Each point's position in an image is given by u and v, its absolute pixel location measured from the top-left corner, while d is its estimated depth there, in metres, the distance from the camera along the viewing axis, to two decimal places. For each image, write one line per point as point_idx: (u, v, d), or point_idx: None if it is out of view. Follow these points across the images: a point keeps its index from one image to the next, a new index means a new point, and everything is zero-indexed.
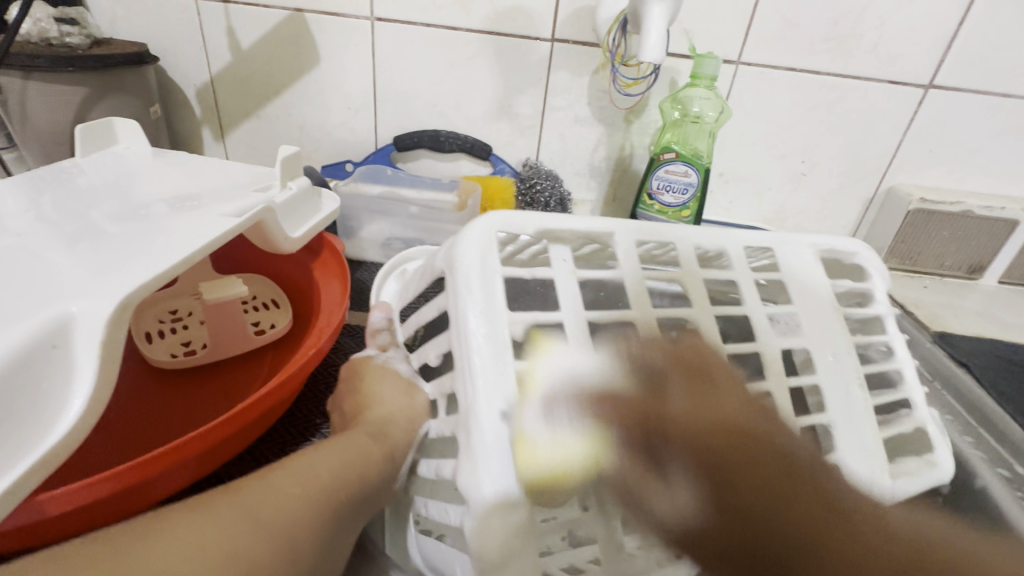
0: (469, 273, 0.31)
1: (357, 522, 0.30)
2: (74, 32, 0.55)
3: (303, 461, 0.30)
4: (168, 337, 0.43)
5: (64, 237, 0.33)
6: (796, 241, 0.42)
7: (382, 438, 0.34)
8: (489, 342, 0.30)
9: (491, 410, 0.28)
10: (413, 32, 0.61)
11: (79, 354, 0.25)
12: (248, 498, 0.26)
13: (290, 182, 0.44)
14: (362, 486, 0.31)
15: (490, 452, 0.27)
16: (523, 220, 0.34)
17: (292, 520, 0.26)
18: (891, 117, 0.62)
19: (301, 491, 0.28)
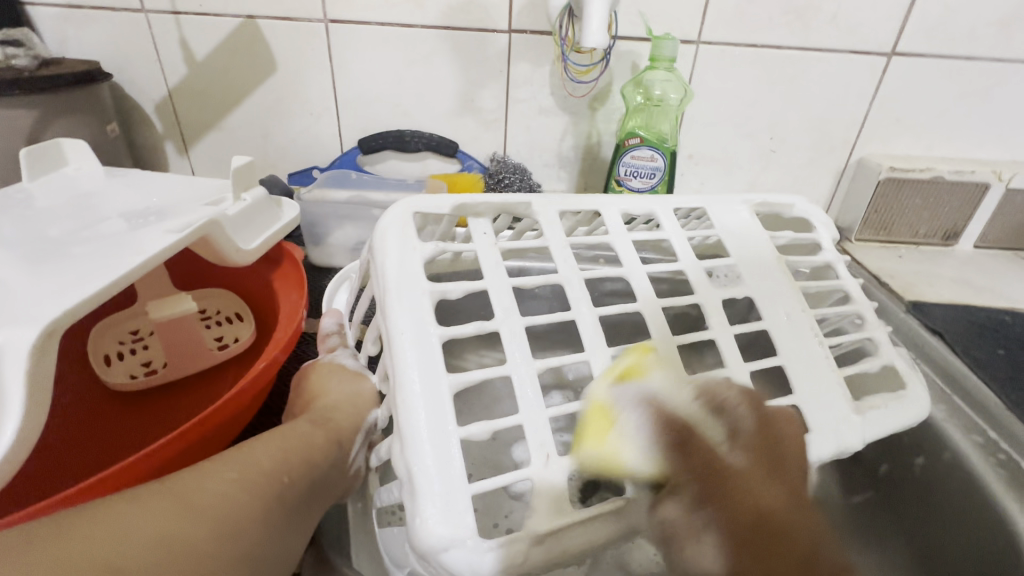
0: (386, 255, 0.31)
1: (311, 506, 0.30)
2: (19, 54, 0.54)
3: (242, 449, 0.29)
4: (129, 358, 0.43)
5: (14, 261, 0.33)
6: (729, 200, 0.45)
7: (325, 422, 0.33)
8: (411, 318, 0.29)
9: (417, 379, 0.27)
10: (368, 32, 0.60)
11: (6, 382, 0.24)
12: (187, 484, 0.26)
13: (243, 194, 0.43)
14: (309, 469, 0.30)
15: (418, 428, 0.26)
16: (436, 201, 0.35)
17: (233, 504, 0.26)
18: (857, 87, 0.61)
19: (239, 475, 0.27)
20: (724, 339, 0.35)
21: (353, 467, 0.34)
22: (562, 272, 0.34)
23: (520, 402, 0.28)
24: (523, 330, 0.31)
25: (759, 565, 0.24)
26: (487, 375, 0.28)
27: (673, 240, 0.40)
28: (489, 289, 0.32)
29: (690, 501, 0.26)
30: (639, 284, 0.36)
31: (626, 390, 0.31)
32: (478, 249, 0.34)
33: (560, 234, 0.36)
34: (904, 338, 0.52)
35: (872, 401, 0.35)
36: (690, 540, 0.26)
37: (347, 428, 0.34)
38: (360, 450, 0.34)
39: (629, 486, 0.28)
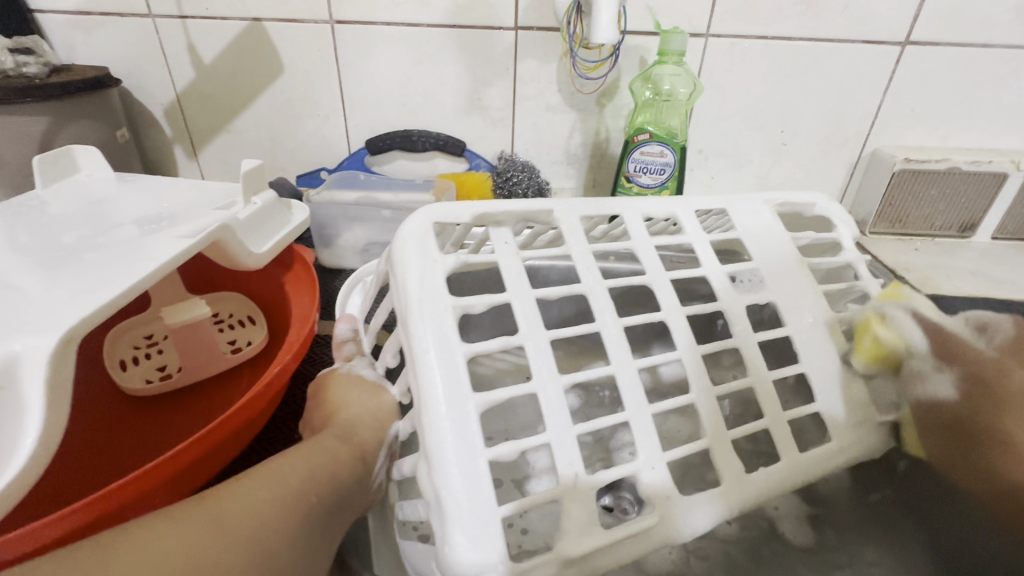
0: (407, 269, 0.31)
1: (336, 525, 0.30)
2: (31, 62, 0.54)
3: (269, 468, 0.29)
4: (144, 363, 0.43)
5: (34, 267, 0.33)
6: (749, 200, 0.44)
7: (350, 438, 0.33)
8: (435, 335, 0.29)
9: (444, 399, 0.27)
10: (374, 33, 0.60)
11: (25, 391, 0.24)
12: (217, 509, 0.26)
13: (253, 198, 0.43)
14: (334, 486, 0.31)
15: (445, 451, 0.26)
16: (458, 210, 0.35)
17: (262, 528, 0.26)
18: (871, 77, 0.60)
19: (269, 496, 0.27)
20: (746, 347, 0.36)
21: (378, 482, 0.34)
22: (586, 283, 0.34)
23: (545, 419, 0.28)
24: (547, 344, 0.31)
25: (986, 414, 0.36)
26: (512, 393, 0.28)
27: (696, 244, 0.39)
28: (511, 302, 0.32)
29: (952, 362, 0.37)
30: (663, 294, 0.36)
31: (654, 406, 0.31)
32: (500, 260, 0.33)
33: (582, 242, 0.36)
34: None
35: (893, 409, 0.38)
36: (930, 376, 0.37)
37: (370, 443, 0.34)
38: (384, 466, 0.35)
39: (903, 360, 0.38)
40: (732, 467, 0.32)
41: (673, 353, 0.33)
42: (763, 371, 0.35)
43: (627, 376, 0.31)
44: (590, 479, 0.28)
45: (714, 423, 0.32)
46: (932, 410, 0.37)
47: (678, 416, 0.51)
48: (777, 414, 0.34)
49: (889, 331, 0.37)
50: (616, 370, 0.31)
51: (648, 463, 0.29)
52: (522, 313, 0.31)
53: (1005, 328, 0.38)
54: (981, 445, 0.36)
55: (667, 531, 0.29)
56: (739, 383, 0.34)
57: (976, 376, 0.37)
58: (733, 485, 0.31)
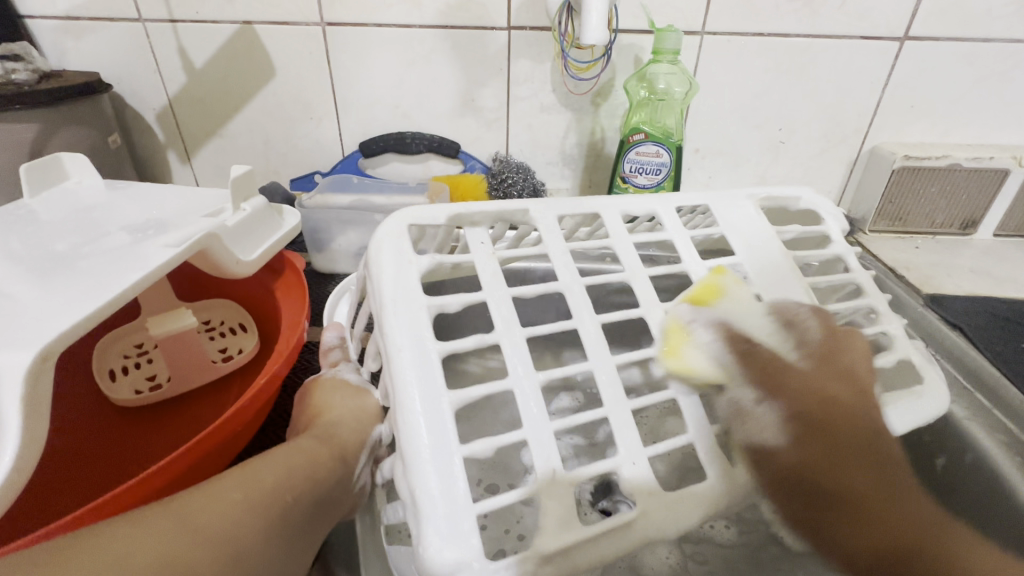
0: (381, 268, 0.30)
1: (315, 528, 0.30)
2: (19, 68, 0.54)
3: (246, 470, 0.29)
4: (134, 372, 0.43)
5: (21, 276, 0.33)
6: (732, 196, 0.43)
7: (330, 439, 0.33)
8: (409, 334, 0.28)
9: (417, 397, 0.26)
10: (366, 34, 0.59)
11: (2, 407, 0.24)
12: (186, 508, 0.25)
13: (242, 204, 0.43)
14: (313, 488, 0.30)
15: (419, 447, 0.25)
16: (432, 211, 0.34)
17: (230, 526, 0.25)
18: (869, 74, 0.59)
19: (243, 497, 0.27)
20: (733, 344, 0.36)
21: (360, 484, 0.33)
22: (563, 281, 0.34)
23: (523, 416, 0.28)
24: (525, 342, 0.30)
25: (830, 444, 0.31)
26: (490, 390, 0.28)
27: (677, 242, 0.39)
28: (489, 301, 0.31)
29: (771, 390, 0.32)
30: (644, 291, 0.35)
31: (633, 401, 0.30)
32: (477, 259, 0.33)
33: (560, 240, 0.35)
34: (922, 332, 0.50)
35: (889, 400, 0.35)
36: (751, 411, 0.32)
37: (352, 444, 0.34)
38: (367, 468, 0.34)
39: (688, 384, 0.33)
40: (721, 460, 0.31)
41: (649, 351, 0.33)
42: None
43: (619, 383, 0.31)
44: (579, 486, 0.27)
45: (705, 422, 0.32)
46: (771, 466, 0.30)
47: (674, 418, 0.50)
48: None
49: (714, 350, 0.34)
50: (605, 376, 0.31)
51: (629, 458, 0.29)
52: (503, 315, 0.31)
53: (814, 336, 0.35)
54: (840, 498, 0.30)
55: (652, 527, 0.28)
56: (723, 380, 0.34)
57: (803, 408, 0.32)
58: (724, 481, 0.30)
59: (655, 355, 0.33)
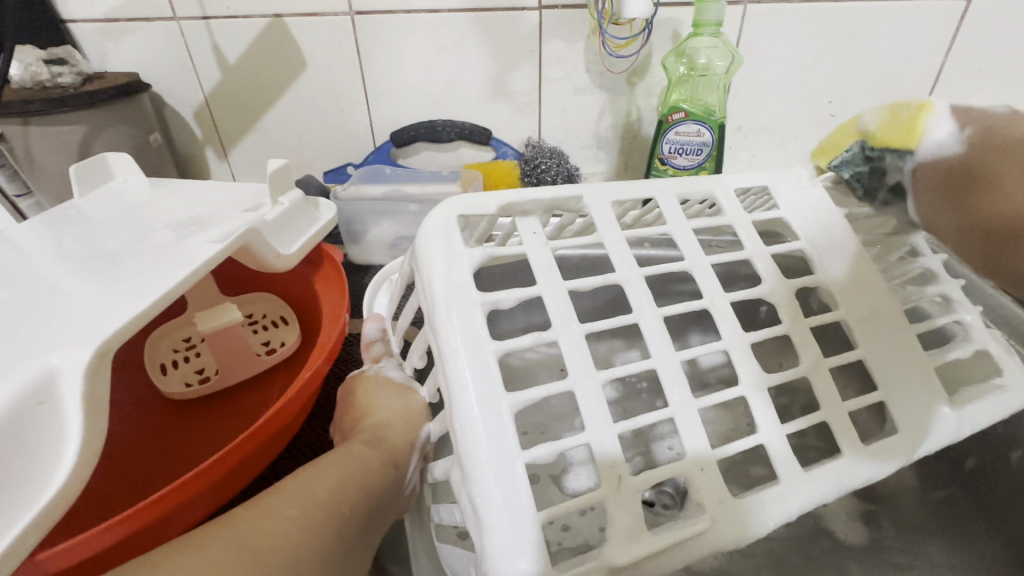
0: (432, 263, 0.29)
1: (368, 536, 0.30)
2: (65, 72, 0.55)
3: (300, 481, 0.29)
4: (183, 366, 0.44)
5: (77, 273, 0.34)
6: (793, 175, 0.41)
7: (380, 444, 0.33)
8: (464, 332, 0.27)
9: (475, 400, 0.26)
10: (394, 22, 0.58)
11: (65, 406, 0.24)
12: (246, 530, 0.25)
13: (280, 197, 0.43)
14: (367, 495, 0.30)
15: (480, 458, 0.24)
16: (483, 199, 0.33)
17: (291, 547, 0.26)
18: (931, 38, 0.55)
19: (301, 512, 0.27)
20: (795, 334, 0.34)
21: (409, 484, 0.33)
22: (622, 272, 0.32)
23: (585, 419, 0.27)
24: (582, 338, 0.29)
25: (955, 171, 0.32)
26: (548, 392, 0.27)
27: (739, 226, 0.37)
28: (543, 296, 0.30)
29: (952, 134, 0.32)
30: (704, 281, 0.34)
31: (699, 399, 0.29)
32: (529, 249, 0.32)
33: (616, 228, 0.34)
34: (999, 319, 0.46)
35: (973, 392, 0.35)
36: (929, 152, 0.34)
37: (401, 447, 0.34)
38: (417, 468, 0.34)
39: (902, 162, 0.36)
40: (789, 464, 0.29)
41: (716, 343, 0.31)
42: (820, 359, 0.33)
43: (672, 378, 0.29)
44: (638, 484, 0.26)
45: (768, 419, 0.30)
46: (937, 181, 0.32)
47: (721, 409, 0.49)
48: (834, 403, 0.31)
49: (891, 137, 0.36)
50: (660, 371, 0.30)
51: (698, 464, 0.28)
52: (554, 306, 0.30)
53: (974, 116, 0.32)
54: (1011, 207, 0.27)
55: (721, 538, 0.26)
56: (791, 374, 0.32)
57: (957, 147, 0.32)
58: (791, 485, 0.29)
59: (719, 346, 0.31)
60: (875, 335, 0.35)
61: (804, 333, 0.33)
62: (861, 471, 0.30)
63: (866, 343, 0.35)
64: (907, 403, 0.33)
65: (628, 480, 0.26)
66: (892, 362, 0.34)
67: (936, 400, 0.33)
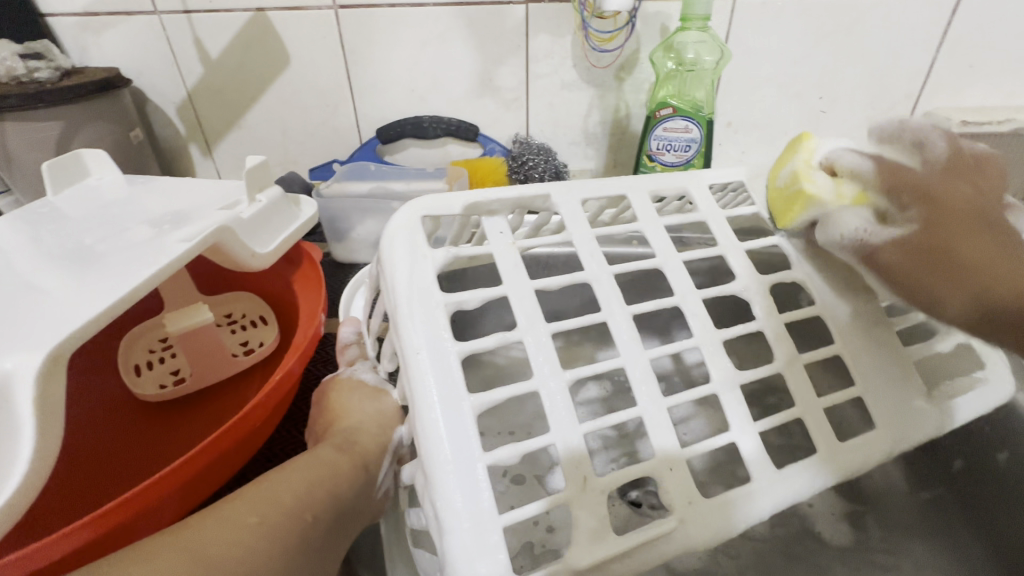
0: (395, 264, 0.29)
1: (335, 542, 0.29)
2: (42, 66, 0.54)
3: (263, 486, 0.28)
4: (157, 367, 0.44)
5: (42, 272, 0.33)
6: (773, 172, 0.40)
7: (350, 447, 0.33)
8: (426, 333, 0.27)
9: (435, 403, 0.25)
10: (378, 16, 0.57)
11: (18, 410, 0.24)
12: (202, 538, 0.25)
13: (257, 195, 0.42)
14: (334, 500, 0.30)
15: (441, 462, 0.24)
16: (448, 200, 0.32)
17: (248, 555, 0.25)
18: (922, 32, 0.54)
19: (260, 519, 0.27)
20: (772, 330, 0.33)
21: (383, 487, 0.33)
22: (590, 270, 0.32)
23: (550, 419, 0.26)
24: (550, 338, 0.28)
25: (932, 232, 0.29)
26: (512, 393, 0.26)
27: (711, 221, 0.36)
28: (510, 295, 0.29)
29: (898, 198, 0.30)
30: (680, 282, 0.33)
31: (668, 397, 0.28)
32: (495, 249, 0.31)
33: (585, 227, 0.33)
34: None
35: (952, 389, 0.35)
36: (844, 214, 0.32)
37: (373, 451, 0.34)
38: (390, 471, 0.34)
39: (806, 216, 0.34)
40: (765, 468, 0.29)
41: (689, 342, 0.30)
42: (794, 355, 0.32)
43: (649, 382, 0.29)
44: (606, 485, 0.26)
45: (746, 424, 0.29)
46: (898, 255, 0.30)
47: (706, 409, 0.48)
48: (811, 401, 0.31)
49: (841, 200, 0.32)
50: (635, 374, 0.29)
51: (667, 463, 0.27)
52: (522, 305, 0.29)
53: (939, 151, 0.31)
54: (975, 268, 0.28)
55: (689, 538, 0.26)
56: (766, 370, 0.31)
57: (919, 213, 0.29)
58: (768, 489, 0.28)
59: (695, 346, 0.31)
60: (855, 334, 0.34)
61: (784, 333, 0.33)
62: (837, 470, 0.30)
63: (848, 342, 0.34)
64: (887, 402, 0.33)
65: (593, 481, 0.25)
66: (872, 360, 0.33)
67: (912, 399, 0.33)
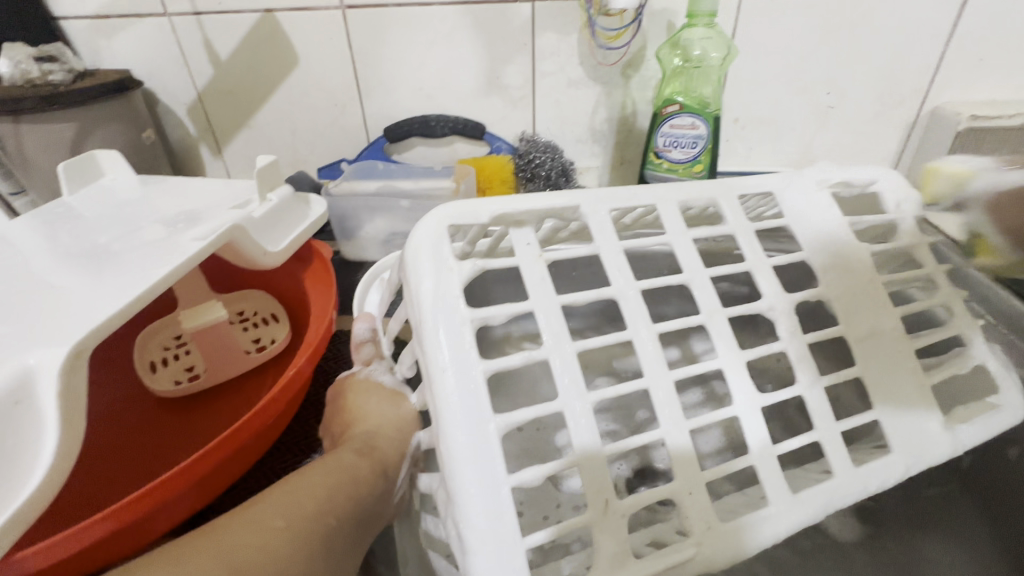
0: (420, 277, 0.29)
1: (357, 543, 0.30)
2: (56, 69, 0.55)
3: (287, 490, 0.29)
4: (173, 364, 0.44)
5: (62, 271, 0.34)
6: (801, 177, 0.39)
7: (370, 452, 0.33)
8: (452, 352, 0.27)
9: (460, 420, 0.25)
10: (386, 16, 0.58)
11: (43, 403, 0.24)
12: (232, 542, 0.26)
13: (269, 194, 0.43)
14: (354, 504, 0.30)
15: (466, 474, 0.25)
16: (476, 209, 0.32)
17: (277, 557, 0.26)
18: (930, 27, 0.54)
19: (286, 523, 0.27)
20: (795, 350, 0.33)
21: (399, 492, 0.34)
22: (618, 286, 0.31)
23: (573, 440, 0.27)
24: (576, 357, 0.28)
25: None
26: (537, 413, 0.26)
27: (739, 235, 0.36)
28: (535, 311, 0.29)
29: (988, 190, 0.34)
30: (702, 295, 0.33)
31: (691, 421, 0.29)
32: (524, 261, 0.31)
33: (613, 239, 0.33)
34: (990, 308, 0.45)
35: (968, 413, 0.35)
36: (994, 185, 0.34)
37: (392, 455, 0.34)
38: (407, 474, 0.34)
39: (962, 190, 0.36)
40: (778, 486, 0.29)
41: (712, 362, 0.31)
42: (815, 379, 0.32)
43: (665, 396, 0.29)
44: (628, 508, 0.26)
45: (761, 439, 0.30)
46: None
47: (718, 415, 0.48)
48: (830, 426, 0.31)
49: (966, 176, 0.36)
50: (648, 383, 0.29)
51: (686, 488, 0.28)
52: (544, 321, 0.29)
53: None
54: None
55: (707, 562, 0.27)
56: (789, 395, 0.31)
57: None
58: (783, 507, 0.28)
59: (719, 367, 0.31)
60: (873, 355, 0.34)
61: (803, 350, 0.33)
62: (855, 487, 0.30)
63: (862, 359, 0.34)
64: (900, 421, 0.33)
65: (612, 496, 0.26)
66: (890, 385, 0.34)
67: (927, 419, 0.33)
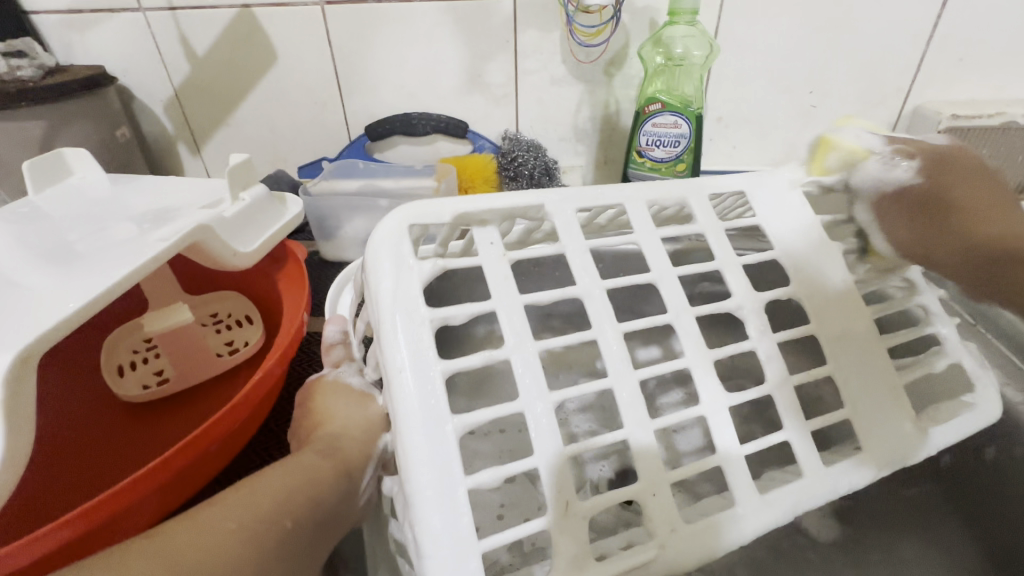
0: (379, 276, 0.28)
1: (317, 548, 0.29)
2: (25, 64, 0.53)
3: (243, 491, 0.28)
4: (141, 368, 0.43)
5: (19, 273, 0.33)
6: (776, 176, 0.39)
7: (334, 453, 0.32)
8: (409, 352, 0.26)
9: (417, 421, 0.25)
10: (365, 12, 0.57)
11: None
12: (179, 543, 0.25)
13: (241, 193, 0.42)
14: (314, 506, 0.30)
15: (421, 476, 0.24)
16: (438, 208, 0.31)
17: (225, 560, 0.25)
18: (911, 26, 0.54)
19: (238, 525, 0.27)
20: (765, 350, 0.33)
21: (367, 495, 0.33)
22: (583, 285, 0.31)
23: (536, 442, 0.26)
24: (537, 357, 0.28)
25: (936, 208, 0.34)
26: (496, 415, 0.26)
27: (712, 235, 0.35)
28: (498, 311, 0.29)
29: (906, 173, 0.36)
30: (675, 296, 0.33)
31: (657, 421, 0.28)
32: (486, 261, 0.30)
33: (578, 238, 0.33)
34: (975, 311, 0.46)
35: (941, 413, 0.35)
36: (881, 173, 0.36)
37: (358, 457, 0.32)
38: (374, 476, 0.33)
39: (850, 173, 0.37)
40: (747, 489, 0.29)
41: (679, 360, 0.30)
42: (785, 376, 0.32)
43: (632, 396, 0.29)
44: (589, 508, 0.26)
45: (729, 439, 0.29)
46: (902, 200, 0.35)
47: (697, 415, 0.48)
48: (800, 425, 0.31)
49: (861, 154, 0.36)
50: (615, 384, 0.29)
51: (649, 489, 0.27)
52: (507, 321, 0.29)
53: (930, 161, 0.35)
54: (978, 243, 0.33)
55: (671, 564, 0.26)
56: (757, 393, 0.31)
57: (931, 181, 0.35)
58: (750, 508, 0.28)
59: (685, 366, 0.30)
60: (846, 355, 0.34)
61: (772, 348, 0.33)
62: (822, 487, 0.30)
63: (833, 358, 0.34)
64: (871, 421, 0.33)
65: (575, 500, 0.26)
66: (862, 384, 0.33)
67: (898, 418, 0.33)
